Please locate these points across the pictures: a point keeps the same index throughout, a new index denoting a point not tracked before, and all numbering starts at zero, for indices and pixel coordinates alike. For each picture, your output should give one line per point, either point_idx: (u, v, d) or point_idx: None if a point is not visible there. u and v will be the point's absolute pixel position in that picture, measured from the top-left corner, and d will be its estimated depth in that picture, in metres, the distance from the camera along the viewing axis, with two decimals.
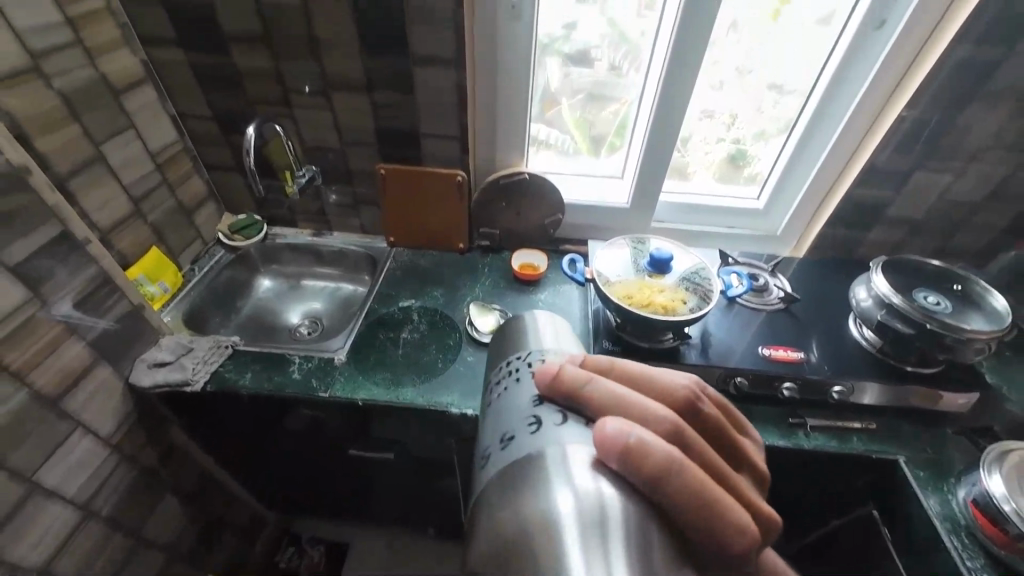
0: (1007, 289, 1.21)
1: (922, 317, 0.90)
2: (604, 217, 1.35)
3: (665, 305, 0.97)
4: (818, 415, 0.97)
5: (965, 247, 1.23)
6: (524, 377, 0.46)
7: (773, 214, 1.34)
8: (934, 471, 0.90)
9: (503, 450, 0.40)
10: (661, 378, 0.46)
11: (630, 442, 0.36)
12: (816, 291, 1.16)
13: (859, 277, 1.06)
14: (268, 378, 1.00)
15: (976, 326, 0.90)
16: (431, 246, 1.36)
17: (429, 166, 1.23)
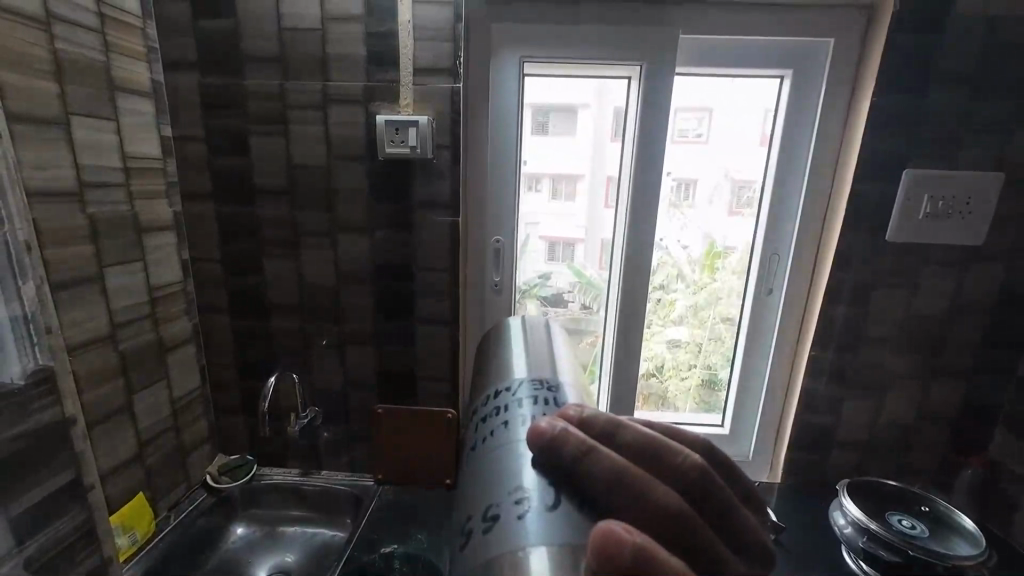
0: (982, 511, 1.24)
1: (903, 543, 0.92)
2: None
3: None
4: None
5: (926, 467, 1.31)
6: (509, 424, 0.59)
7: (741, 438, 1.45)
8: None
9: (492, 514, 0.48)
10: (674, 448, 0.48)
11: (638, 548, 0.37)
12: (801, 519, 1.17)
13: (832, 502, 1.10)
14: None
15: (961, 550, 0.92)
16: (419, 482, 1.37)
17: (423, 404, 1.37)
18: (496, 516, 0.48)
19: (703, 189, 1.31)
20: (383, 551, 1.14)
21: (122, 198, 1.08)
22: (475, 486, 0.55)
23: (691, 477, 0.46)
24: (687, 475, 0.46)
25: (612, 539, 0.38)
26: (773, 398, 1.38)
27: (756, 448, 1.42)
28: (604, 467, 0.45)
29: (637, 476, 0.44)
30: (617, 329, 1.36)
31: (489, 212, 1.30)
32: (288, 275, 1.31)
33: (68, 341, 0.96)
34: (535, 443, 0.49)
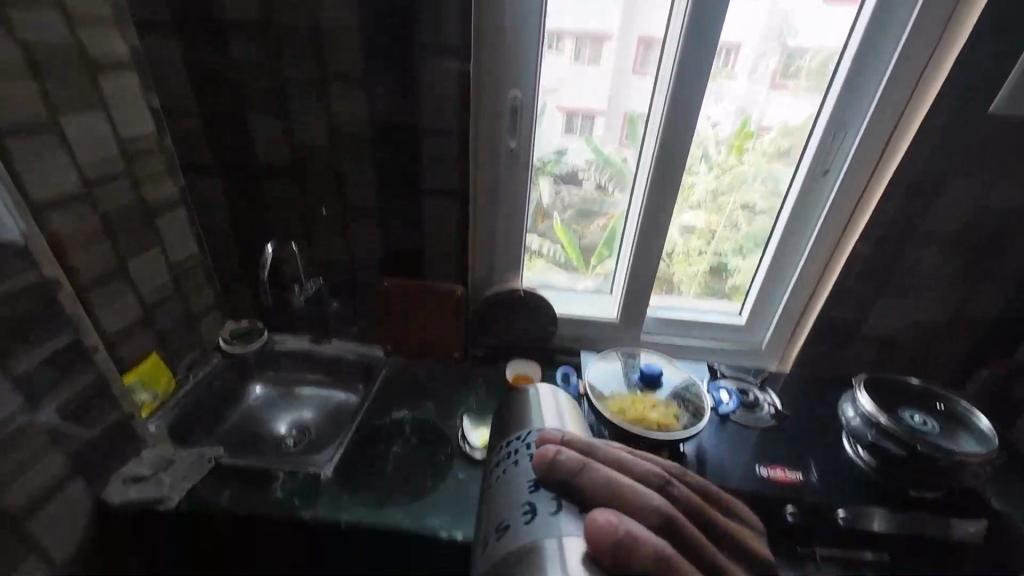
0: (989, 408, 1.24)
1: (915, 440, 0.91)
2: (594, 330, 1.40)
3: (650, 423, 0.97)
4: (828, 544, 0.94)
5: (942, 365, 1.29)
6: (518, 459, 0.60)
7: (757, 328, 1.41)
8: None
9: (499, 535, 0.52)
10: (639, 463, 0.57)
11: (621, 535, 0.47)
12: (806, 408, 1.18)
13: (844, 394, 1.09)
14: (249, 498, 0.95)
15: (969, 449, 0.91)
16: (428, 355, 1.39)
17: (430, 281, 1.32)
18: (505, 531, 0.52)
19: (748, 55, 1.08)
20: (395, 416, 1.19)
21: (60, 22, 0.88)
22: (484, 521, 0.57)
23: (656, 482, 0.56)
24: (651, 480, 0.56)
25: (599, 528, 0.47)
26: (798, 291, 1.30)
27: (771, 339, 1.38)
28: (596, 479, 0.53)
29: (617, 490, 0.53)
30: (642, 210, 1.23)
31: (502, 65, 1.07)
32: (277, 132, 1.15)
33: (35, 197, 0.86)
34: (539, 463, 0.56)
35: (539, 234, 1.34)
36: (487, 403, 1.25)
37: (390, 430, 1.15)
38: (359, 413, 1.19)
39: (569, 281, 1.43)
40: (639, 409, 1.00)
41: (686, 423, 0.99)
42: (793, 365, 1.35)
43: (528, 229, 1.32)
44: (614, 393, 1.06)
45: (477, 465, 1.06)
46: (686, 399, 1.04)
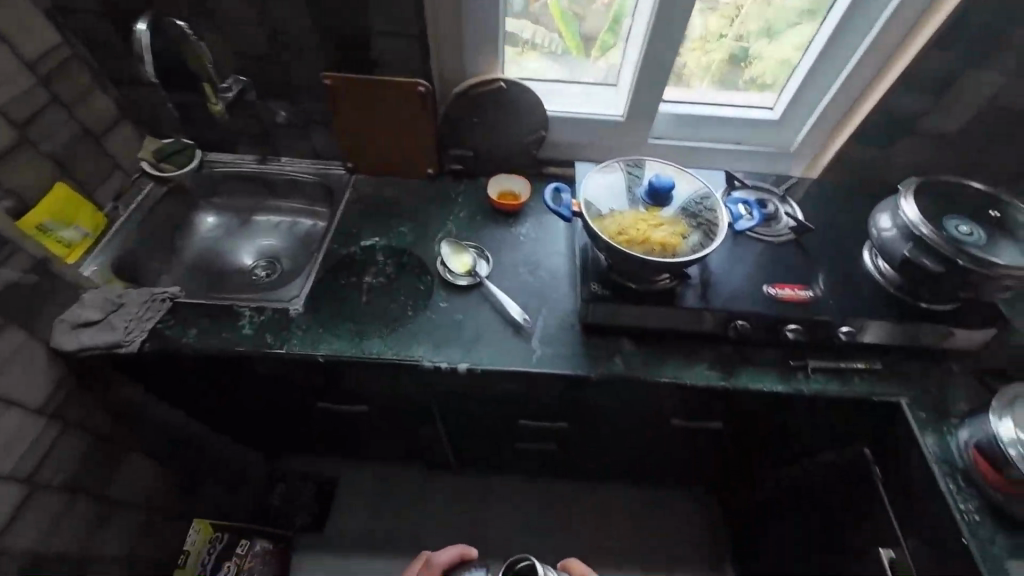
0: None
1: (957, 253, 0.79)
2: (594, 135, 1.15)
3: (656, 247, 0.84)
4: (820, 356, 0.93)
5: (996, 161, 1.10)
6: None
7: (790, 125, 1.16)
8: (934, 413, 0.89)
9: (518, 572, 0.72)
10: None
11: None
12: (827, 219, 1.05)
13: (882, 203, 0.93)
14: (216, 335, 0.89)
15: (1016, 260, 0.80)
16: (398, 172, 1.18)
17: (386, 74, 1.02)
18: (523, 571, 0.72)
19: None
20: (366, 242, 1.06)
21: None
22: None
23: None
24: None
25: None
26: (857, 71, 1.02)
27: (805, 138, 1.15)
28: None
29: None
30: None
31: None
32: None
33: None
34: None
35: (530, 18, 1.03)
36: (468, 225, 1.11)
37: (361, 258, 1.04)
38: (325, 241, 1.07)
39: (565, 75, 1.13)
40: (643, 231, 0.86)
41: (695, 243, 0.86)
42: (823, 171, 1.17)
43: (506, 9, 1.00)
44: (614, 213, 0.90)
45: (460, 293, 0.99)
46: (697, 217, 0.89)
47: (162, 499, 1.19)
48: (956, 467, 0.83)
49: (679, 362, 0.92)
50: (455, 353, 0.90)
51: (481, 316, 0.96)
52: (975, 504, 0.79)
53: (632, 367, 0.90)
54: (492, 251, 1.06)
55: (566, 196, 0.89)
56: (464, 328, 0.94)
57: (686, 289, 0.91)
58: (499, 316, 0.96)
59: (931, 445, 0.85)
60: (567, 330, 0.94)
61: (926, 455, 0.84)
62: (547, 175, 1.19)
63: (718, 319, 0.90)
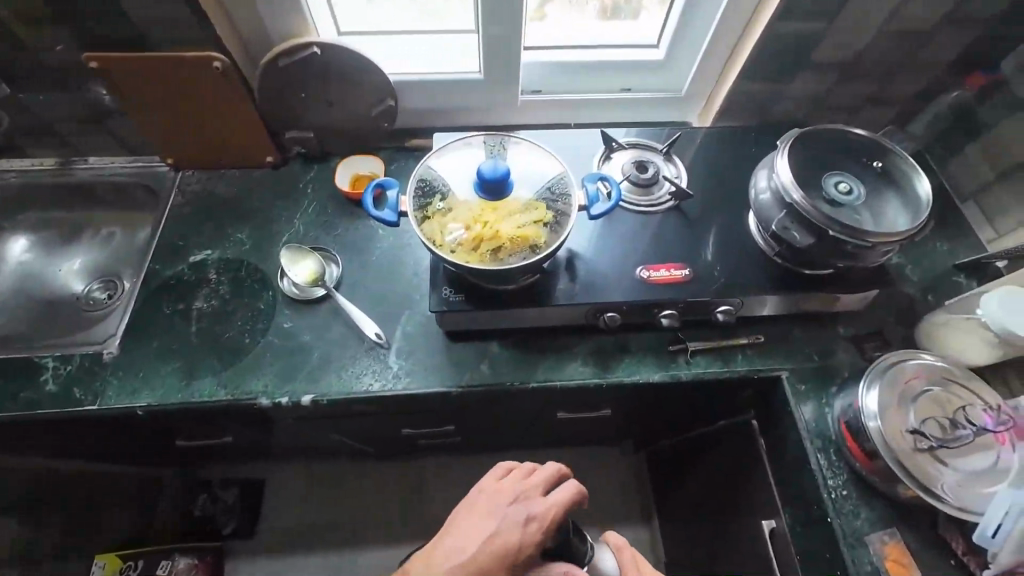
0: (933, 142, 1.09)
1: (829, 224, 0.75)
2: (452, 99, 1.07)
3: (504, 243, 0.81)
4: (702, 337, 0.90)
5: (866, 95, 1.06)
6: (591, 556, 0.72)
7: (677, 67, 1.07)
8: (816, 382, 0.87)
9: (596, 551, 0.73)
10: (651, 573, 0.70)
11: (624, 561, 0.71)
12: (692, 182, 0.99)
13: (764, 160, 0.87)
14: (13, 397, 0.83)
15: (892, 224, 0.78)
16: (234, 162, 1.08)
17: (175, 49, 0.90)
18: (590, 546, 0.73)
19: None
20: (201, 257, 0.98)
21: None
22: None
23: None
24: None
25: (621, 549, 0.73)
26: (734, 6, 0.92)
27: (694, 79, 1.07)
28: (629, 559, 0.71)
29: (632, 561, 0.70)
30: None
31: None
32: None
33: None
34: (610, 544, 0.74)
35: None
36: (317, 225, 1.02)
37: (199, 281, 0.95)
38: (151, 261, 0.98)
39: (426, 25, 1.02)
40: (491, 225, 0.81)
41: (548, 231, 0.82)
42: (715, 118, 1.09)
43: None
44: (455, 207, 0.83)
45: (308, 307, 0.93)
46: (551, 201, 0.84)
47: (51, 544, 1.13)
48: (830, 442, 0.82)
49: (548, 361, 0.88)
50: (300, 384, 0.85)
51: (330, 335, 0.90)
52: (843, 479, 0.79)
53: (495, 373, 0.87)
54: (345, 254, 0.99)
55: (390, 193, 0.81)
56: (312, 350, 0.89)
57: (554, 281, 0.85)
58: (351, 331, 0.91)
59: (807, 415, 0.84)
60: (427, 339, 0.90)
61: (804, 427, 0.83)
62: (404, 156, 1.10)
63: (588, 310, 0.85)
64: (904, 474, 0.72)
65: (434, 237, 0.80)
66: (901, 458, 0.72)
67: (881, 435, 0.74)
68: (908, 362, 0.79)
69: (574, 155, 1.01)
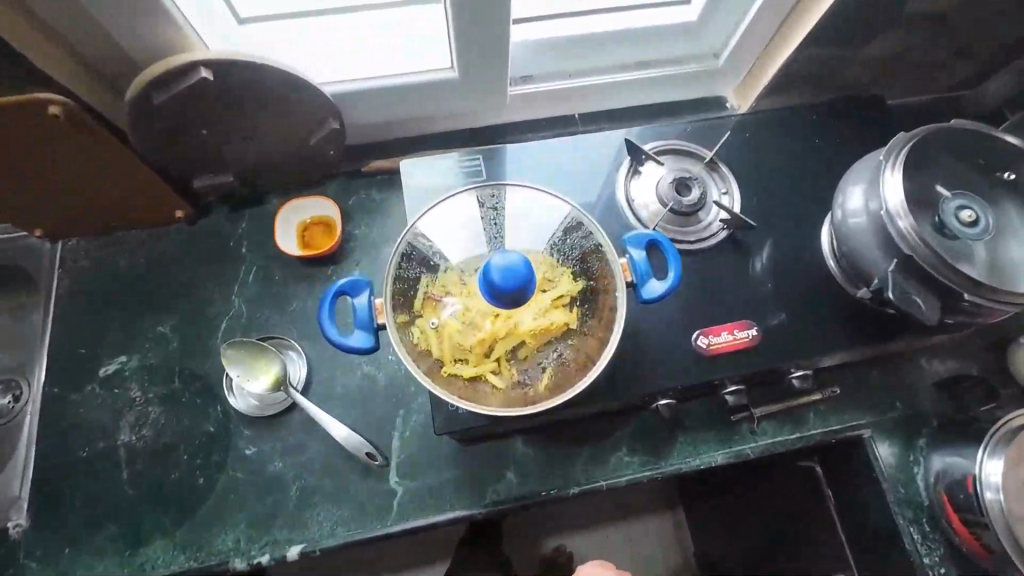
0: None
1: (965, 287, 0.57)
2: (413, 108, 0.78)
3: (527, 340, 0.60)
4: (766, 399, 0.74)
5: (954, 53, 0.81)
6: None
7: (715, 29, 0.80)
8: (900, 436, 0.74)
9: None
10: None
11: None
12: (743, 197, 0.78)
13: (852, 168, 0.66)
14: None
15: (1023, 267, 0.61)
16: (143, 223, 0.79)
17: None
18: None
19: None
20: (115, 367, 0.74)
21: None
22: None
23: None
24: None
25: None
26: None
27: (736, 47, 0.80)
28: None
29: None
30: None
31: None
32: None
33: None
34: None
35: None
36: (262, 300, 0.77)
37: (121, 404, 0.72)
38: (48, 384, 0.73)
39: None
40: (505, 318, 0.59)
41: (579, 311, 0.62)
42: (762, 97, 0.84)
43: None
44: (456, 297, 0.60)
45: (273, 422, 0.71)
46: (579, 269, 0.63)
47: None
48: (921, 509, 0.71)
49: (589, 455, 0.71)
50: (280, 531, 0.67)
51: (309, 458, 0.70)
52: (938, 552, 0.69)
53: (528, 481, 0.70)
54: (309, 338, 0.76)
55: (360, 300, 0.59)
56: (289, 484, 0.69)
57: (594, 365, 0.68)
58: (335, 448, 0.71)
59: (893, 476, 0.73)
60: (435, 447, 0.71)
61: (892, 492, 0.72)
62: (363, 188, 0.83)
63: (635, 399, 0.67)
64: None
65: (432, 347, 0.58)
66: (1018, 534, 0.60)
67: (1000, 505, 0.62)
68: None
69: (594, 176, 0.77)
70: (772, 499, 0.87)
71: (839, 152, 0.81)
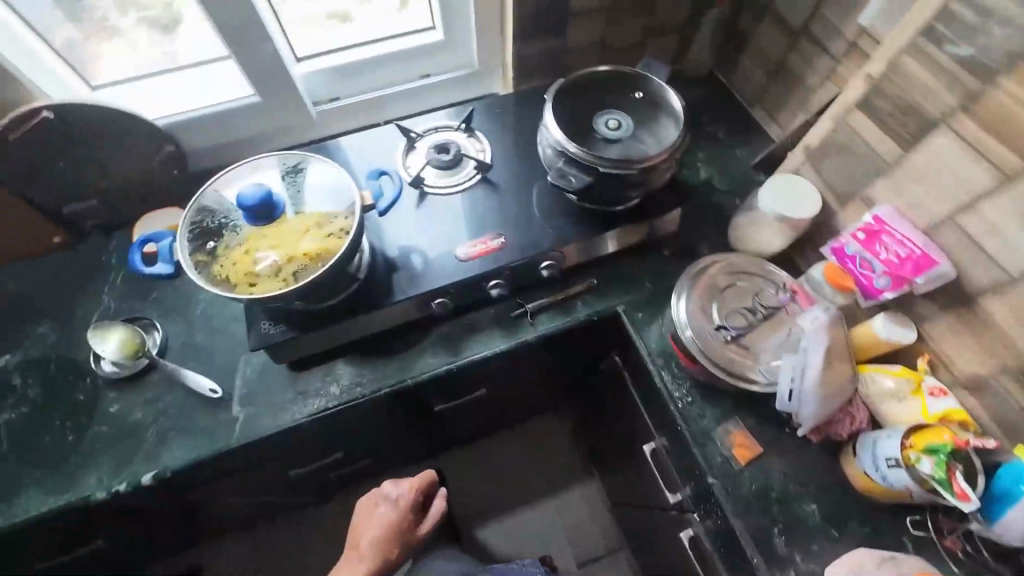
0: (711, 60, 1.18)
1: (594, 162, 0.80)
2: (239, 128, 1.01)
3: (309, 258, 0.78)
4: (537, 296, 0.94)
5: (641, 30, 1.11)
6: None
7: (461, 41, 1.08)
8: (648, 305, 0.94)
9: None
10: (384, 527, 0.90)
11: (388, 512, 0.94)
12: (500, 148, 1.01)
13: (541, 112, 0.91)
14: None
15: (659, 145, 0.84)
16: (13, 254, 0.96)
17: None
18: None
19: None
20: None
21: None
22: None
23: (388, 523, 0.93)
24: None
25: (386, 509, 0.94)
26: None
27: (481, 52, 1.08)
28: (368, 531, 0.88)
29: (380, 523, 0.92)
30: None
31: None
32: None
33: None
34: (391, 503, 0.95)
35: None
36: (123, 295, 0.95)
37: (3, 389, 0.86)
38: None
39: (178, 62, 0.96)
40: (288, 249, 0.78)
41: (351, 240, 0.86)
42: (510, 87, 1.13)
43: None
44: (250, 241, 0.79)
45: (137, 383, 0.87)
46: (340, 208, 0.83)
47: None
48: (670, 355, 0.89)
49: (402, 361, 0.89)
50: (139, 466, 0.80)
51: (164, 406, 0.85)
52: (687, 386, 0.86)
53: (349, 388, 0.87)
54: (166, 315, 0.93)
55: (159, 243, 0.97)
56: (147, 427, 0.83)
57: (383, 278, 0.86)
58: (186, 393, 0.86)
59: (651, 347, 0.90)
60: (269, 377, 0.87)
61: (650, 356, 0.89)
62: None
63: (416, 303, 0.86)
64: (719, 368, 0.79)
65: (233, 279, 0.76)
66: (707, 353, 0.79)
67: (692, 336, 0.80)
68: (709, 271, 0.85)
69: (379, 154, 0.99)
70: (610, 391, 1.09)
71: None
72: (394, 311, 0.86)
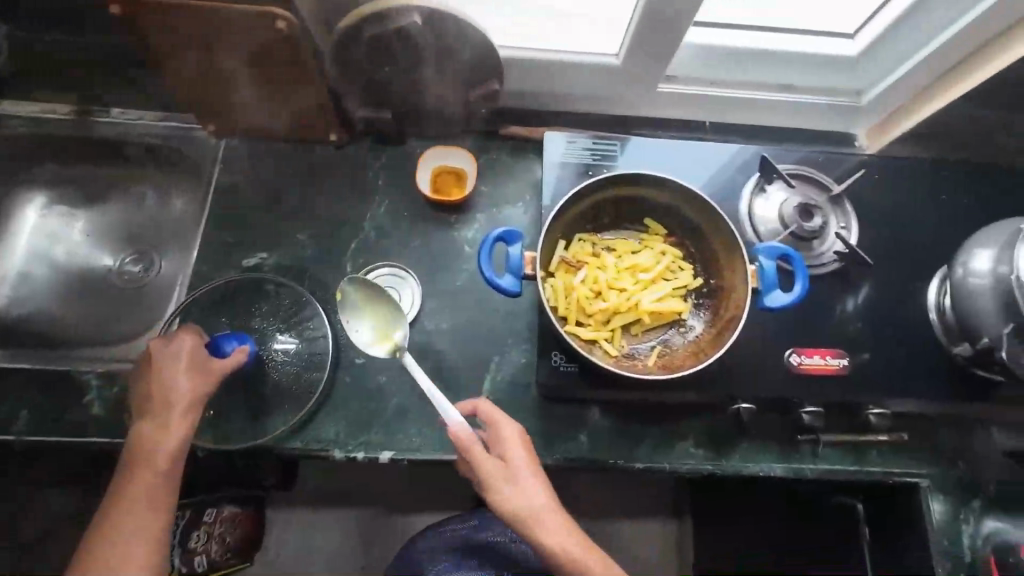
0: None
1: None
2: (564, 84, 0.84)
3: (643, 318, 0.65)
4: (836, 428, 0.76)
5: None
6: None
7: (868, 69, 0.83)
8: (959, 491, 0.76)
9: None
10: (172, 386, 0.66)
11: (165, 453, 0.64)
12: (861, 237, 0.81)
13: (989, 227, 0.68)
14: (57, 417, 0.76)
15: None
16: (289, 136, 0.87)
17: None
18: None
19: None
20: (245, 287, 0.81)
21: None
22: None
23: (174, 398, 0.66)
24: (168, 386, 0.66)
25: (157, 454, 0.63)
26: None
27: (884, 93, 0.84)
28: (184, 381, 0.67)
29: (192, 405, 0.67)
30: None
31: None
32: None
33: None
34: (167, 464, 0.64)
35: None
36: (386, 230, 0.85)
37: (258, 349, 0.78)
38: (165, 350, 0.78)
39: None
40: (627, 295, 0.65)
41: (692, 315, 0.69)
42: (876, 148, 0.89)
43: None
44: (586, 263, 0.67)
45: None
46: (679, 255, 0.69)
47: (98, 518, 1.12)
48: (962, 563, 0.74)
49: (657, 438, 0.76)
50: (375, 435, 0.75)
51: (408, 383, 0.78)
52: None
53: (596, 445, 0.76)
54: (428, 274, 0.83)
55: (512, 248, 0.64)
56: (388, 398, 0.77)
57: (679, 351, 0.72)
58: (433, 374, 0.78)
59: (941, 529, 0.75)
60: (519, 394, 0.78)
61: (937, 540, 0.75)
62: (495, 151, 0.89)
63: (718, 394, 0.72)
64: None
65: (560, 305, 0.65)
66: None
67: None
68: None
69: (719, 183, 0.82)
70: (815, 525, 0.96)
71: (947, 212, 0.83)
72: (688, 391, 0.72)
